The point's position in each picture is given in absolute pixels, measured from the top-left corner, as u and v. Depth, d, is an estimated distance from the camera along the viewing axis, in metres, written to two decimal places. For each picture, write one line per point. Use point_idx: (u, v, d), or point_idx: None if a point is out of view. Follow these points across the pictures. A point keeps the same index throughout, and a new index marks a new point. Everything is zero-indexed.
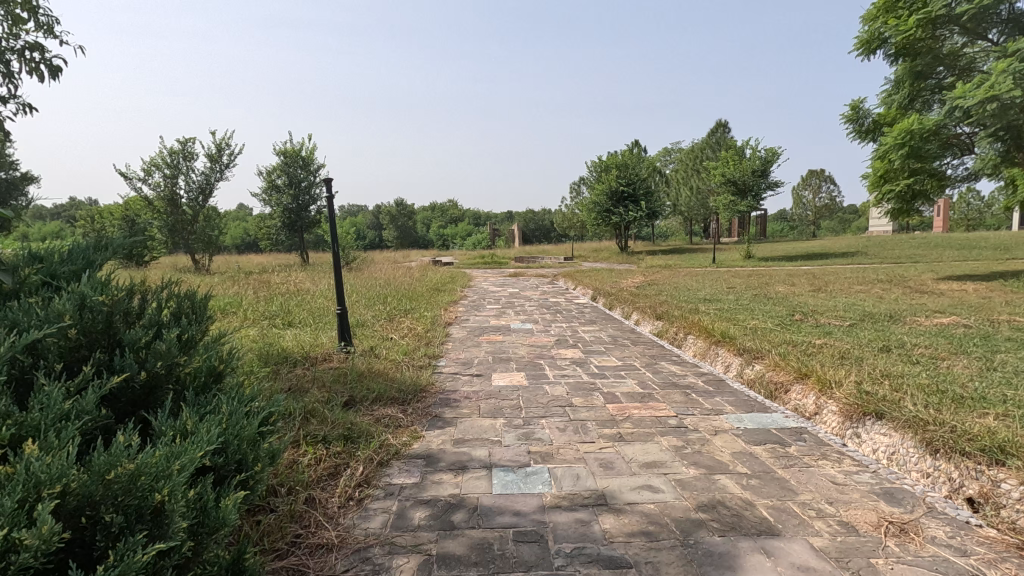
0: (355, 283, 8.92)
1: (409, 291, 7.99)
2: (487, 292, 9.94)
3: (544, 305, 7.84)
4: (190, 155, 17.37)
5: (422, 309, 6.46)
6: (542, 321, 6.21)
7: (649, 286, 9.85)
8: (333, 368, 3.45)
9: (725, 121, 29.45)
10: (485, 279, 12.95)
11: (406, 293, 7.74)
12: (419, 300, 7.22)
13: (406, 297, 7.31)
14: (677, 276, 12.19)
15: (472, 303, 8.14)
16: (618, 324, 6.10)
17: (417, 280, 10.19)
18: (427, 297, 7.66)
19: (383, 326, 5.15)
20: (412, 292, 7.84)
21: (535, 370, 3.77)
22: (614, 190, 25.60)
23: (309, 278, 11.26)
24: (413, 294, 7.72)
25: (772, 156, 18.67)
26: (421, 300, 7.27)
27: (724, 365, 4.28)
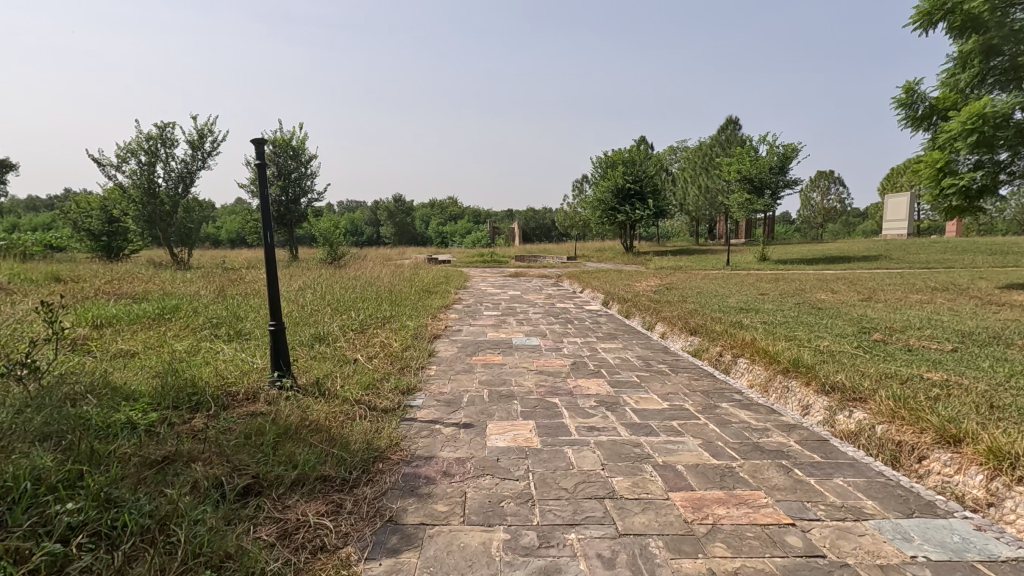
0: (334, 283, 7.78)
1: (394, 294, 6.83)
2: (485, 294, 8.77)
3: (550, 311, 6.68)
4: (170, 141, 16.20)
5: (405, 317, 5.30)
6: (551, 333, 5.06)
7: (668, 290, 8.73)
8: (248, 420, 2.29)
9: (735, 117, 28.29)
10: (483, 279, 11.76)
11: (389, 296, 6.58)
12: (403, 306, 6.06)
13: (387, 302, 6.14)
14: (696, 278, 11.04)
15: (467, 308, 6.99)
16: (644, 339, 4.96)
17: (406, 280, 9.02)
18: (413, 302, 6.50)
19: (348, 343, 3.99)
20: (396, 296, 6.69)
21: (550, 418, 2.64)
22: (620, 188, 24.40)
23: (287, 275, 10.08)
24: (398, 298, 6.55)
25: (790, 152, 17.41)
26: (406, 305, 6.12)
27: (802, 406, 3.15)
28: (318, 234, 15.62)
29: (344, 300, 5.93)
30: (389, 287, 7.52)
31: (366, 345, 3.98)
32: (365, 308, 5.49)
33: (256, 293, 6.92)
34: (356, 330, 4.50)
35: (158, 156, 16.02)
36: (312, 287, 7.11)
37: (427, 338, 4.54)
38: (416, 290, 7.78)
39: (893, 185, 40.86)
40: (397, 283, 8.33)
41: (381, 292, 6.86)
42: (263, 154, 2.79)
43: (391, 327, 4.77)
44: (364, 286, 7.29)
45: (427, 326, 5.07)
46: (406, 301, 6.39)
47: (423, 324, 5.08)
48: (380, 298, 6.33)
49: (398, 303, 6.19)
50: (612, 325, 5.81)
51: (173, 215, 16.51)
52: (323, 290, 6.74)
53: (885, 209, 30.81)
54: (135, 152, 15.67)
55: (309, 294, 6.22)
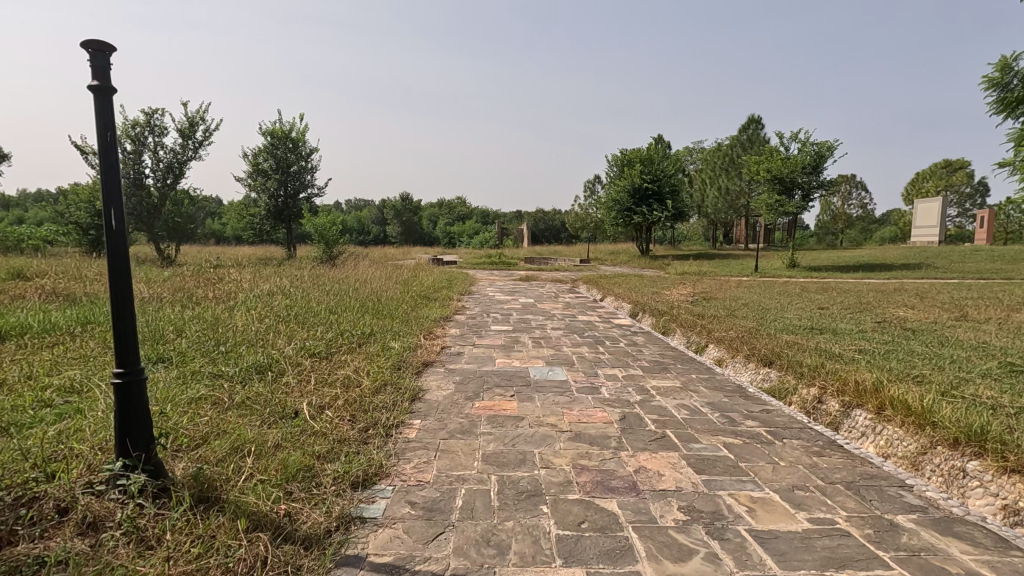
0: (315, 285, 6.60)
1: (382, 301, 5.63)
2: (492, 302, 7.56)
3: (572, 327, 5.47)
4: (158, 129, 15.16)
5: (387, 335, 4.10)
6: (580, 360, 3.84)
7: (706, 300, 7.55)
8: None
9: (758, 116, 26.91)
10: (490, 284, 10.53)
11: (374, 304, 5.41)
12: (390, 317, 4.87)
13: (368, 312, 4.94)
14: (730, 286, 9.81)
15: (470, 320, 5.79)
16: (703, 371, 3.74)
17: (401, 284, 7.83)
18: (404, 312, 5.30)
19: (294, 384, 2.76)
20: (384, 304, 5.50)
21: (614, 563, 1.42)
22: (636, 187, 23.13)
23: (270, 275, 8.94)
24: (385, 306, 5.38)
25: (825, 150, 16.04)
26: (393, 316, 4.91)
27: (1006, 509, 1.92)
28: (312, 231, 14.50)
29: (314, 312, 4.75)
30: (376, 292, 6.34)
31: (320, 386, 2.76)
32: (337, 323, 4.30)
33: (216, 294, 5.78)
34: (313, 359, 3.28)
35: (145, 146, 14.96)
36: (284, 291, 5.97)
37: (410, 367, 3.34)
38: (410, 296, 6.60)
39: (918, 190, 39.36)
40: (390, 286, 7.16)
41: (366, 298, 5.70)
42: (109, 72, 1.53)
43: (365, 351, 3.56)
44: (346, 291, 6.11)
45: (416, 349, 3.85)
46: (395, 311, 5.20)
47: (411, 345, 3.88)
48: (362, 307, 5.15)
49: (384, 313, 4.99)
50: (654, 347, 4.59)
51: (161, 208, 15.49)
52: (294, 296, 5.57)
53: (914, 215, 29.34)
54: (119, 141, 14.60)
55: (274, 303, 5.05)
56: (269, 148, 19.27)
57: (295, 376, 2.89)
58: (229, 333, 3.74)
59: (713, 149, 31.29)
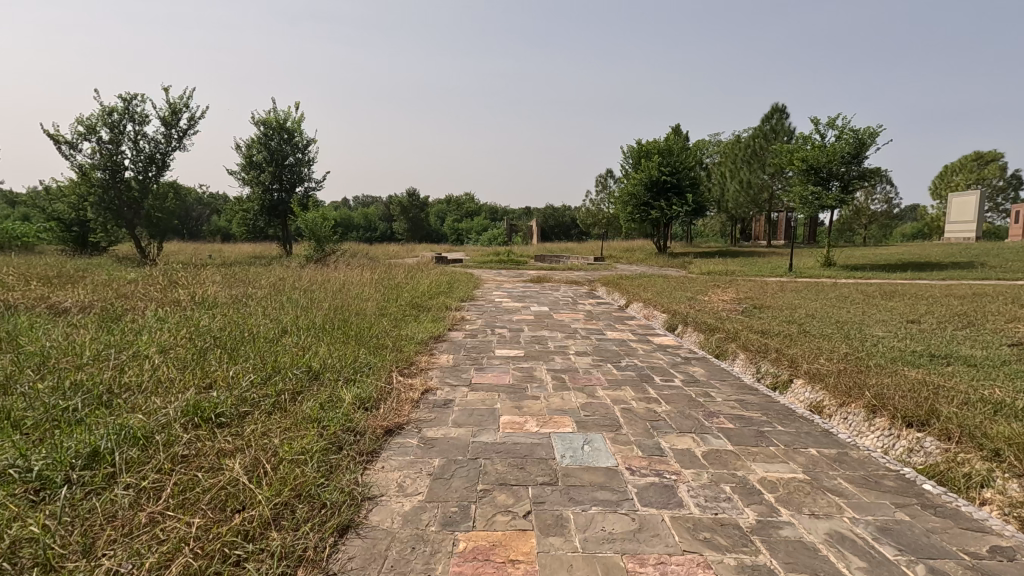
0: (279, 293, 5.32)
1: (355, 318, 4.35)
2: (499, 312, 6.25)
3: (602, 351, 4.15)
4: (138, 117, 13.99)
5: (339, 378, 2.80)
6: (626, 419, 2.53)
7: (758, 310, 6.24)
8: None
9: (783, 105, 25.33)
10: (498, 287, 9.19)
11: (341, 323, 4.11)
12: (356, 344, 3.57)
13: (326, 338, 3.63)
14: (776, 291, 8.45)
15: (469, 339, 4.49)
16: (821, 436, 2.41)
17: (391, 290, 6.54)
18: (378, 333, 4.00)
19: (118, 510, 1.49)
20: (355, 322, 4.19)
21: None
22: (654, 180, 21.71)
23: (243, 278, 7.71)
24: (355, 326, 4.07)
25: (868, 136, 14.45)
26: (361, 342, 3.61)
27: None
28: (302, 227, 13.28)
29: (249, 341, 3.46)
30: (350, 302, 5.05)
31: (163, 520, 1.46)
32: (273, 357, 3.01)
33: (144, 305, 4.53)
34: (196, 436, 1.99)
35: (123, 134, 13.81)
36: (235, 304, 4.70)
37: (355, 448, 2.03)
38: (396, 307, 5.32)
39: (947, 184, 37.47)
40: (374, 295, 5.87)
41: (333, 314, 4.39)
42: None
43: (291, 414, 2.27)
44: (312, 302, 4.83)
45: (377, 404, 2.55)
46: (364, 333, 3.89)
47: (371, 397, 2.58)
48: (319, 329, 3.85)
49: (347, 338, 3.69)
50: (724, 386, 3.25)
51: (142, 202, 14.35)
52: (241, 312, 4.30)
53: (949, 209, 27.57)
54: (94, 130, 13.44)
55: (205, 324, 3.77)
56: (262, 139, 18.09)
57: (130, 490, 1.60)
58: (94, 376, 2.45)
59: (733, 141, 29.72)
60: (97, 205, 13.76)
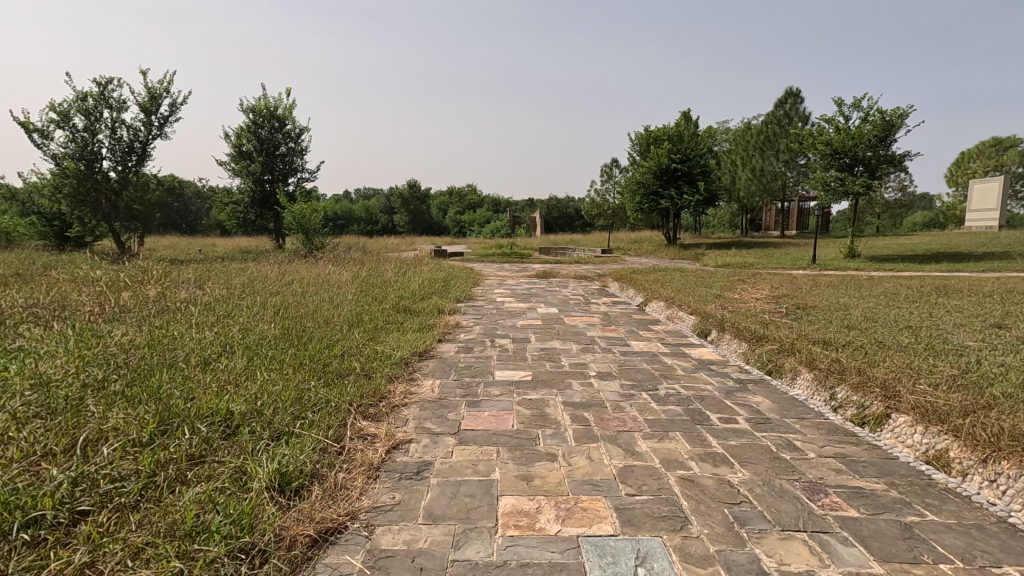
0: (236, 297, 4.46)
1: (318, 331, 3.48)
2: (501, 315, 5.37)
3: (632, 372, 3.26)
4: (116, 103, 13.11)
5: (263, 435, 1.91)
6: (694, 505, 1.65)
7: (802, 311, 5.36)
8: None
9: (797, 89, 24.25)
10: (500, 284, 8.30)
11: (297, 341, 3.22)
12: (307, 372, 2.69)
13: (270, 363, 2.75)
14: (812, 288, 7.54)
15: (464, 355, 3.62)
16: (1007, 537, 1.52)
17: (375, 291, 5.67)
18: (342, 353, 3.13)
19: None
20: (315, 337, 3.32)
21: None
22: (663, 168, 20.73)
23: (213, 276, 6.86)
24: (314, 343, 3.19)
25: (898, 117, 13.45)
26: (314, 369, 2.74)
27: None
28: (288, 220, 12.35)
29: (163, 369, 2.57)
30: (316, 308, 4.19)
31: None
32: (180, 397, 2.13)
33: (56, 312, 3.65)
34: None
35: (100, 122, 12.94)
36: (175, 313, 3.82)
37: None
38: (374, 314, 4.46)
39: (964, 170, 36.38)
40: (352, 297, 5.01)
41: (291, 326, 3.52)
42: None
43: (155, 518, 1.38)
44: (269, 308, 3.96)
45: (309, 485, 1.67)
46: (322, 352, 3.02)
47: (299, 472, 1.70)
48: (266, 351, 2.97)
49: (298, 363, 2.81)
50: (809, 429, 2.36)
51: (122, 193, 13.56)
52: (174, 324, 3.42)
53: (970, 197, 26.54)
54: (68, 117, 12.56)
55: (113, 342, 2.88)
56: (251, 127, 17.20)
57: None
58: None
59: (744, 128, 28.65)
60: (71, 197, 12.92)
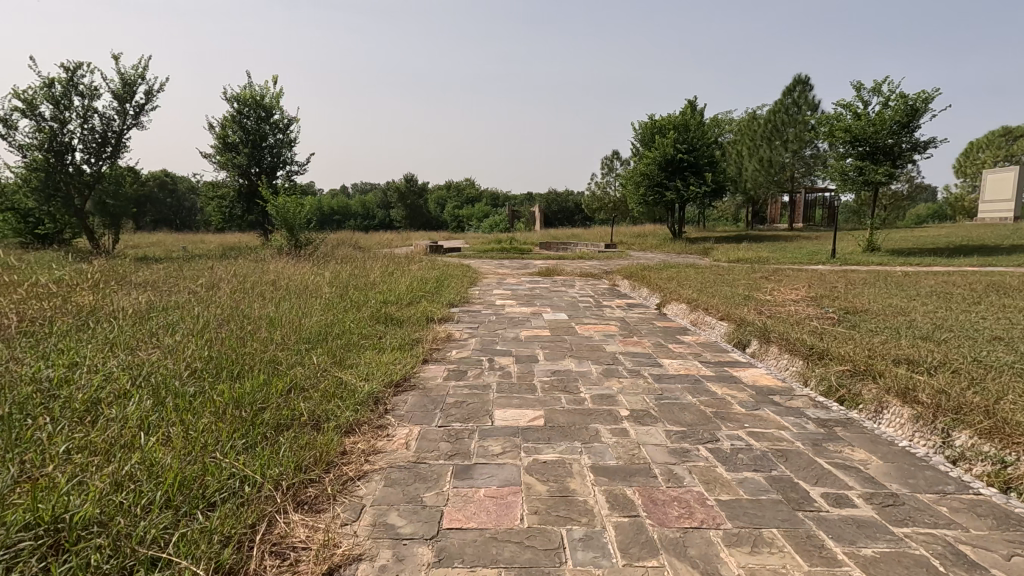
0: (178, 309, 3.67)
1: (262, 359, 2.70)
2: (501, 324, 4.57)
3: (676, 410, 2.47)
4: (87, 90, 12.26)
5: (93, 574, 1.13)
6: None
7: (854, 316, 4.58)
8: None
9: (806, 77, 23.37)
10: (499, 283, 7.50)
11: (229, 375, 2.45)
12: (224, 425, 1.91)
13: (176, 414, 1.97)
14: (848, 287, 6.76)
15: (454, 384, 2.81)
16: None
17: (353, 297, 4.86)
18: (286, 393, 2.35)
19: None
20: (257, 370, 2.54)
21: None
22: (668, 159, 19.89)
23: (174, 279, 6.03)
24: (253, 378, 2.41)
25: (923, 100, 12.62)
26: (237, 420, 1.97)
27: None
28: (272, 214, 11.46)
29: (14, 424, 1.78)
30: (270, 324, 3.40)
31: None
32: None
33: None
34: None
35: (69, 110, 12.09)
36: (87, 330, 3.03)
37: None
38: (343, 331, 3.66)
39: (972, 161, 35.63)
40: (320, 308, 4.20)
41: (227, 350, 2.73)
42: None
43: None
44: (207, 323, 3.15)
45: None
46: (259, 391, 2.24)
47: None
48: (179, 392, 2.17)
49: (220, 411, 2.03)
50: (966, 517, 1.58)
51: (95, 187, 12.74)
52: (73, 348, 2.63)
53: (983, 187, 25.74)
54: (34, 105, 11.69)
55: None
56: (236, 118, 16.33)
57: None
58: None
59: (749, 118, 27.81)
60: (39, 191, 12.01)
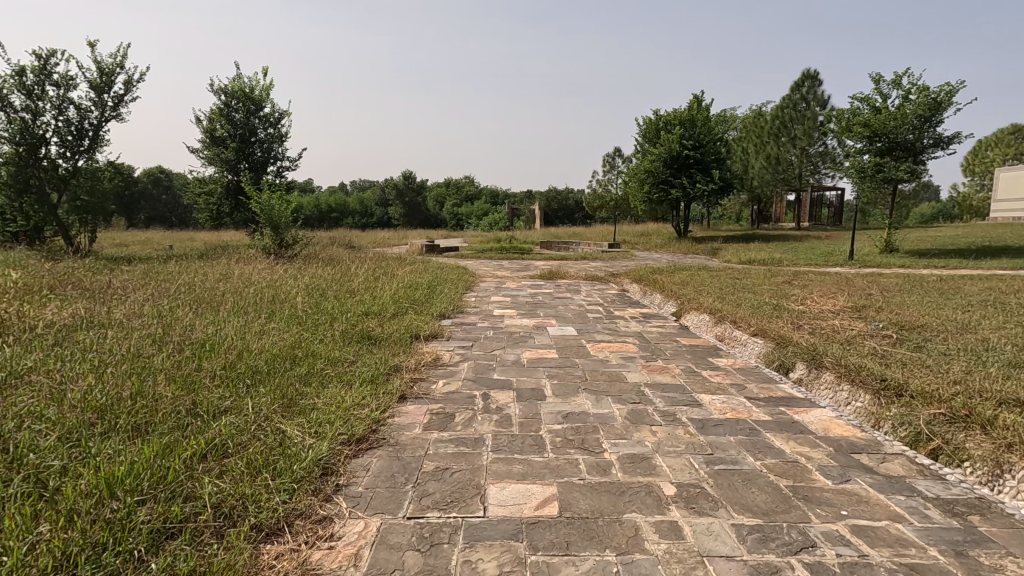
0: (106, 326, 3.01)
1: (181, 410, 2.03)
2: (498, 341, 3.89)
3: (739, 485, 1.78)
4: (62, 80, 11.57)
5: None
6: None
7: (912, 333, 3.91)
8: None
9: (815, 72, 22.64)
10: (497, 289, 6.84)
11: (119, 436, 1.77)
12: (62, 541, 1.23)
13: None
14: (884, 294, 6.10)
15: (436, 439, 2.12)
16: None
17: (327, 308, 4.21)
18: (193, 469, 1.66)
19: None
20: (162, 429, 1.86)
21: None
22: (674, 155, 19.21)
23: (132, 284, 5.36)
24: (148, 444, 1.72)
25: (946, 94, 11.93)
26: (92, 527, 1.29)
27: None
28: (258, 212, 10.67)
29: None
30: (207, 352, 2.71)
31: None
32: None
33: None
34: None
35: (43, 101, 11.39)
36: None
37: None
38: (301, 360, 2.98)
39: (980, 159, 35.00)
40: (281, 326, 3.51)
41: (130, 395, 2.04)
42: None
43: None
44: (119, 350, 2.45)
45: None
46: (146, 469, 1.55)
47: None
48: (25, 473, 1.48)
49: (71, 512, 1.34)
50: None
51: (71, 182, 12.06)
52: None
53: (995, 186, 25.09)
54: (4, 95, 10.98)
55: None
56: (224, 111, 15.63)
57: None
58: None
59: (755, 114, 27.13)
60: (10, 187, 11.30)
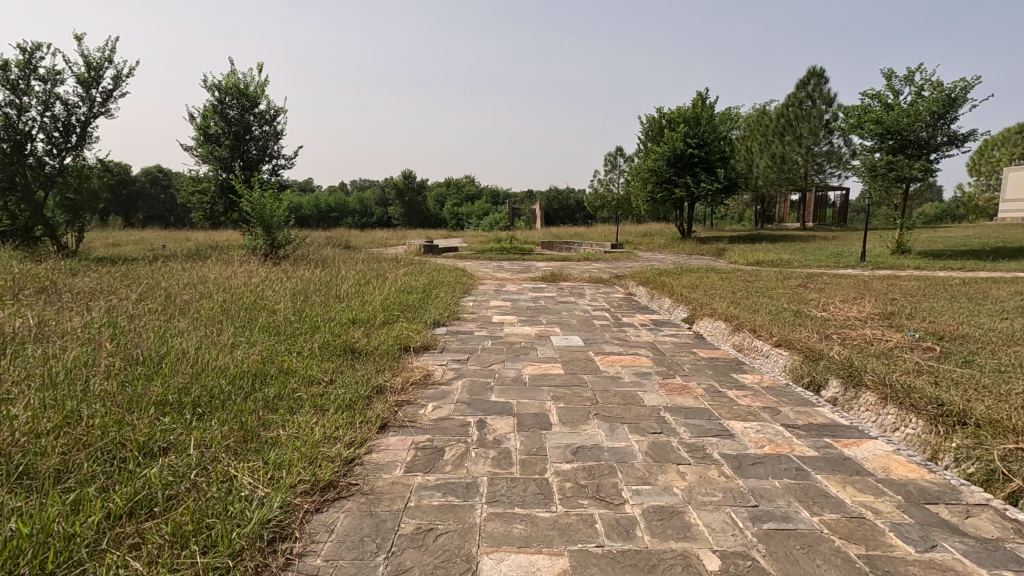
0: (50, 338, 2.65)
1: (106, 452, 1.67)
2: (496, 354, 3.51)
3: (798, 555, 1.41)
4: (48, 74, 11.20)
5: None
6: None
7: (955, 345, 3.53)
8: None
9: (821, 69, 22.23)
10: (497, 292, 6.46)
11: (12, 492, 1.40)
12: None
13: None
14: (910, 299, 5.71)
15: (419, 484, 1.75)
16: None
17: (308, 316, 3.84)
18: (99, 540, 1.30)
19: None
20: (71, 481, 1.49)
21: None
22: (678, 154, 18.82)
23: (104, 287, 4.98)
24: (45, 506, 1.35)
25: (962, 89, 11.54)
26: None
27: None
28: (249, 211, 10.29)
29: None
30: (157, 372, 2.34)
31: None
32: None
33: None
34: None
35: (28, 96, 11.01)
36: None
37: None
38: (271, 379, 2.61)
39: (986, 159, 34.56)
40: (253, 338, 3.15)
41: (43, 433, 1.67)
42: None
43: None
44: (50, 372, 2.09)
45: None
46: (27, 547, 1.18)
47: None
48: None
49: None
50: None
51: (58, 180, 11.69)
52: None
53: (1003, 186, 24.69)
54: None
55: None
56: (217, 108, 15.25)
57: None
58: None
59: (759, 113, 26.74)
60: None
